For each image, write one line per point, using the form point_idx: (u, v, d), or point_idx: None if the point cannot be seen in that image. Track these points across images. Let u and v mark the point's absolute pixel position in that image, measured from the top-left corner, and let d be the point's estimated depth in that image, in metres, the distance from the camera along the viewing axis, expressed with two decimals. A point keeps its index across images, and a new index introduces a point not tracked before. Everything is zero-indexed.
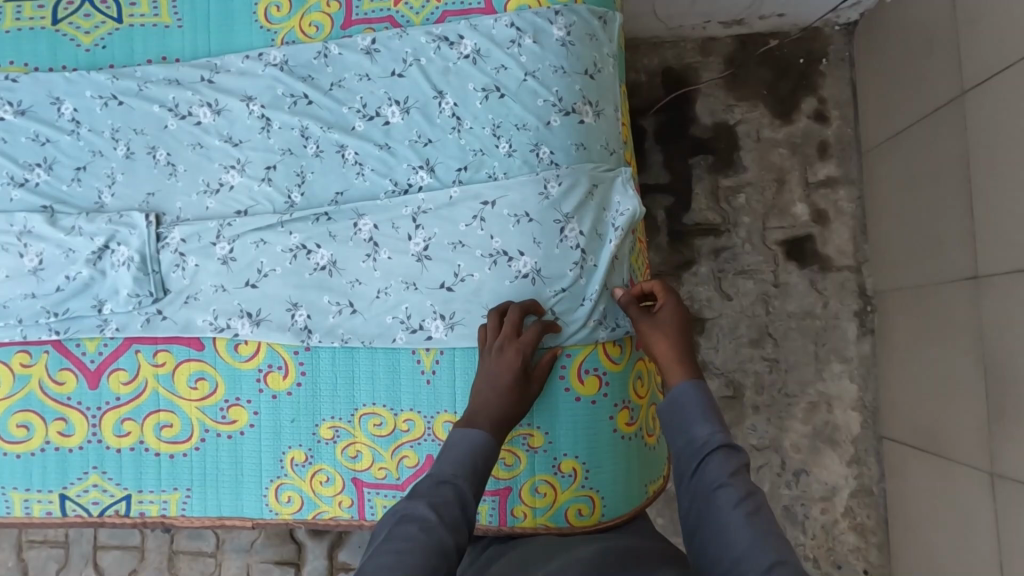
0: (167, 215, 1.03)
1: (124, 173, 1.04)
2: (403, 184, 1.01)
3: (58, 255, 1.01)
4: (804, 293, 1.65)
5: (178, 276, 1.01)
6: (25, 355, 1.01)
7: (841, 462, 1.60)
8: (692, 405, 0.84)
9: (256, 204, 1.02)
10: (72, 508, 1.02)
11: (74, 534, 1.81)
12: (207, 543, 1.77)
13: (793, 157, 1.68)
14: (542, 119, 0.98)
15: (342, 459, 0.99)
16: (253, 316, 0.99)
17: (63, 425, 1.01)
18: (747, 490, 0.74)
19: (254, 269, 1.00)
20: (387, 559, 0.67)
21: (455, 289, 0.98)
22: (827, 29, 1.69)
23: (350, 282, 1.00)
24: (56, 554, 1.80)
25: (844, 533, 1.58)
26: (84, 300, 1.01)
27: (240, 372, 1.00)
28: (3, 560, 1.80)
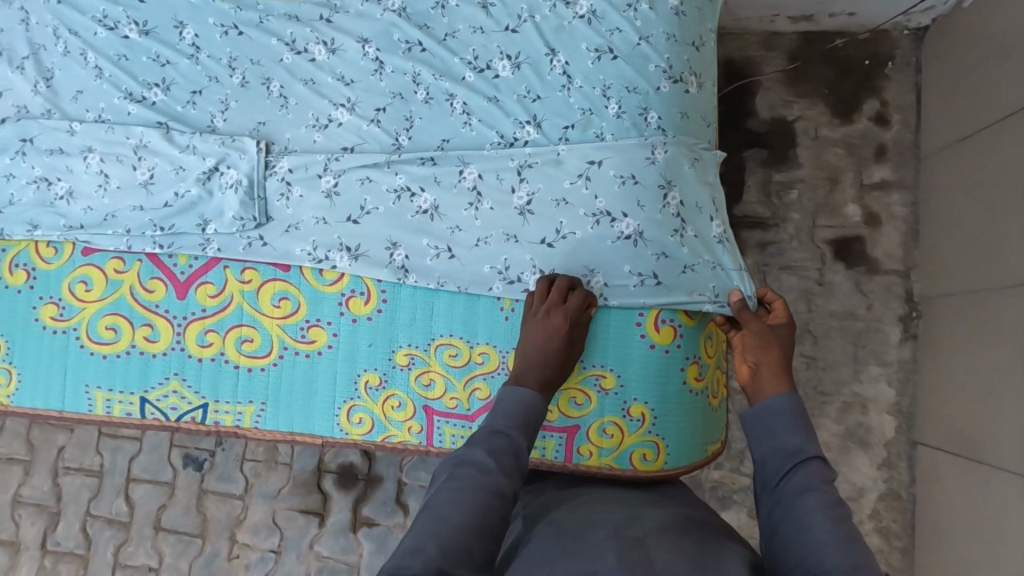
0: (276, 145, 1.06)
1: (238, 101, 1.08)
2: (509, 137, 1.03)
3: (169, 171, 1.04)
4: (848, 293, 1.65)
5: (281, 205, 1.04)
6: (119, 261, 1.05)
7: (871, 464, 1.59)
8: (786, 414, 0.86)
9: (363, 143, 1.06)
10: (151, 411, 1.06)
11: (108, 466, 1.88)
12: (235, 486, 1.82)
13: (848, 158, 1.69)
14: (652, 84, 1.02)
15: (415, 386, 1.02)
16: (352, 251, 1.02)
17: (149, 331, 1.04)
18: (837, 501, 0.75)
19: (357, 206, 1.03)
20: (448, 496, 0.75)
21: (555, 245, 1.00)
22: (896, 33, 1.69)
23: (450, 228, 1.02)
24: (90, 483, 1.88)
25: (868, 534, 1.57)
26: (189, 218, 1.04)
27: (323, 295, 1.03)
28: (39, 483, 1.89)
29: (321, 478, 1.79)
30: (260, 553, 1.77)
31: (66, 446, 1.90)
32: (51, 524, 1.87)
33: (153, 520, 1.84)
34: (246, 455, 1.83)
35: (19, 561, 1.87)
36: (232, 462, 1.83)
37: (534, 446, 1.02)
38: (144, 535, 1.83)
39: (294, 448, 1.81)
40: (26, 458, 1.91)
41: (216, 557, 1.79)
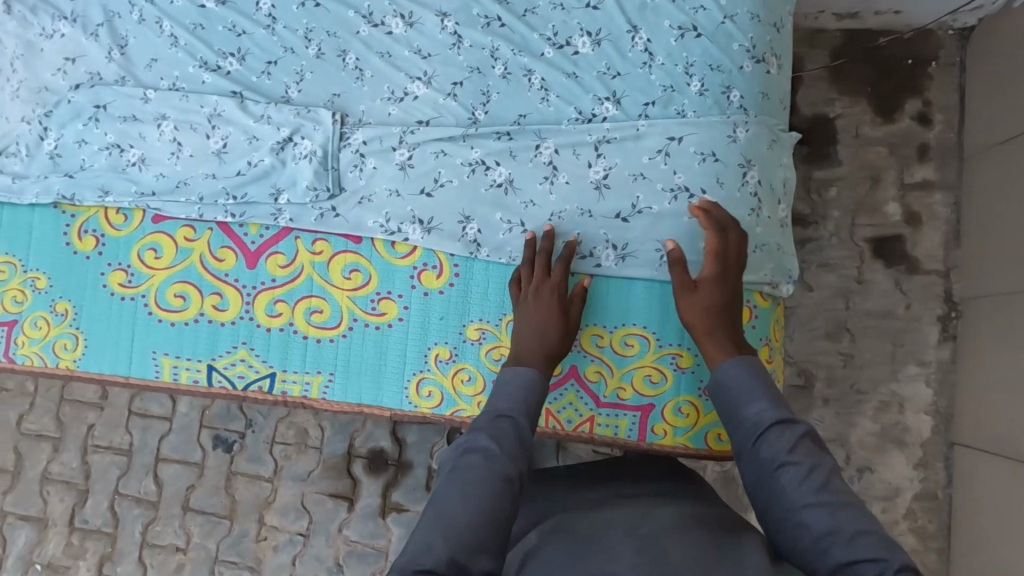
0: (351, 117, 1.07)
1: (313, 72, 1.09)
2: (588, 113, 1.05)
3: (243, 141, 1.06)
4: (887, 292, 1.64)
5: (355, 176, 1.05)
6: (190, 230, 1.06)
7: (907, 464, 1.59)
8: (736, 386, 0.91)
9: (439, 116, 1.06)
10: (219, 379, 1.07)
11: (138, 444, 1.88)
12: (265, 468, 1.82)
13: (890, 157, 1.68)
14: (735, 63, 1.03)
15: (486, 361, 1.03)
16: (425, 223, 1.04)
17: (218, 299, 1.05)
18: (806, 462, 0.80)
19: (431, 179, 1.04)
20: (456, 487, 0.79)
21: (630, 221, 1.03)
22: (941, 33, 1.68)
23: (524, 203, 1.04)
24: (119, 461, 1.88)
25: (903, 534, 1.57)
26: (263, 187, 1.06)
27: (395, 267, 1.04)
28: (69, 459, 1.90)
29: (352, 462, 1.79)
30: (289, 535, 1.78)
31: (96, 423, 1.91)
32: (80, 500, 1.88)
33: (181, 500, 1.84)
34: (276, 437, 1.83)
35: (47, 537, 1.87)
36: (262, 444, 1.83)
37: (610, 426, 1.06)
38: (172, 514, 1.84)
39: (325, 432, 1.81)
40: (56, 435, 1.92)
41: (245, 537, 1.80)
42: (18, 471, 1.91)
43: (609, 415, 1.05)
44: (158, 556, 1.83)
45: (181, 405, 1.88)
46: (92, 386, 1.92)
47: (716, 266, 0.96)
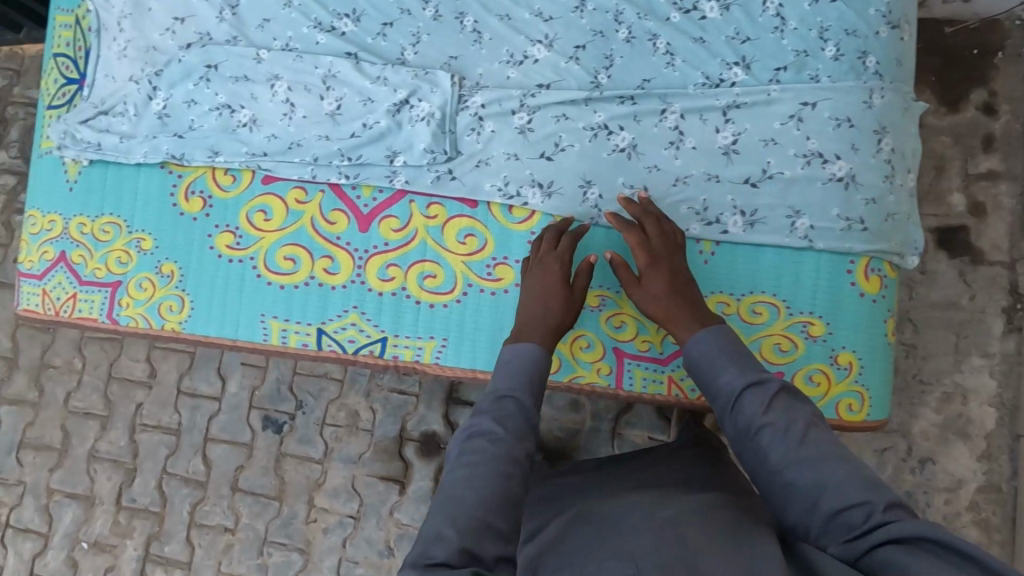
0: (468, 79, 1.27)
1: (428, 34, 1.29)
2: (715, 78, 1.23)
3: (357, 102, 1.26)
4: (951, 283, 1.63)
5: (472, 139, 1.25)
6: (301, 193, 1.26)
7: (970, 456, 1.58)
8: (706, 356, 1.04)
9: (561, 79, 1.26)
10: (329, 343, 1.26)
11: (187, 424, 1.88)
12: (315, 450, 1.81)
13: (955, 147, 1.67)
14: (872, 29, 1.21)
15: (607, 329, 1.26)
16: (545, 187, 1.23)
17: (328, 263, 1.25)
18: (780, 421, 0.91)
19: (551, 143, 1.24)
20: (462, 471, 0.89)
21: (759, 186, 1.20)
22: (1008, 23, 1.67)
23: (648, 167, 1.22)
24: (167, 440, 1.87)
25: (966, 526, 1.56)
26: (378, 148, 1.25)
27: (509, 232, 1.23)
28: (117, 438, 1.89)
29: (403, 445, 1.78)
30: (339, 517, 1.77)
31: (145, 402, 1.90)
32: (127, 479, 1.87)
33: (230, 480, 1.83)
34: (326, 419, 1.82)
35: (94, 515, 1.86)
36: (313, 425, 1.83)
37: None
38: (221, 494, 1.83)
39: (377, 414, 1.80)
40: (104, 413, 1.91)
41: (294, 519, 1.79)
42: (65, 449, 1.91)
43: None
44: (206, 536, 1.82)
45: (231, 384, 1.87)
46: (140, 364, 1.91)
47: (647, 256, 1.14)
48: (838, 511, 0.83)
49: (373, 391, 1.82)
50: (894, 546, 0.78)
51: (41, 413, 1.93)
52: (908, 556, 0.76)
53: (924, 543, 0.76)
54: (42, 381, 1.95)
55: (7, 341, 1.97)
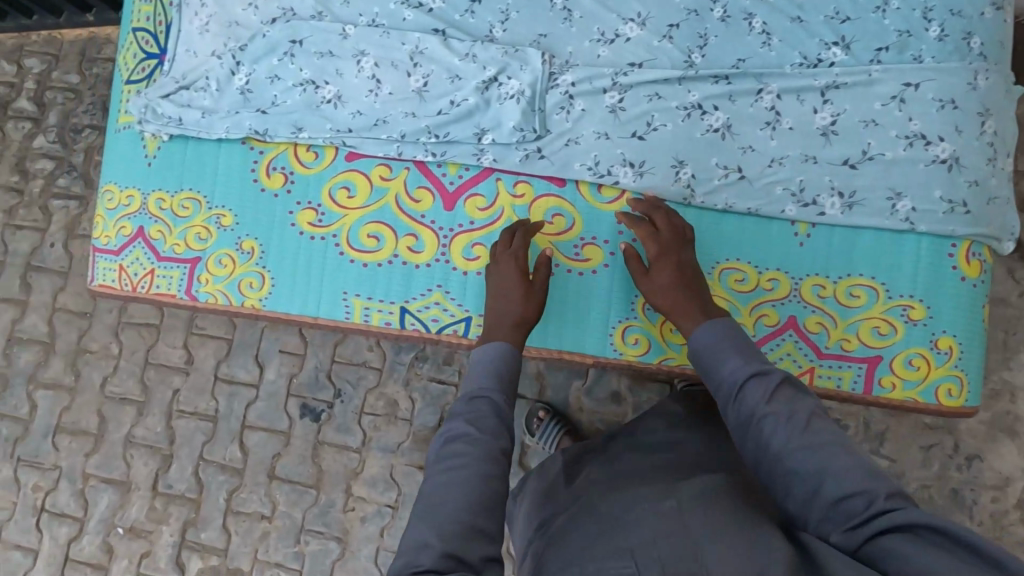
0: (558, 57, 1.30)
1: (517, 12, 1.32)
2: (814, 58, 1.26)
3: (444, 79, 1.29)
4: (1000, 280, 1.62)
5: (561, 117, 1.28)
6: (386, 169, 1.31)
7: (1019, 453, 1.56)
8: (712, 344, 1.06)
9: (653, 57, 1.29)
10: (412, 322, 1.30)
11: (223, 410, 1.87)
12: (353, 438, 1.81)
13: None
14: (976, 12, 1.25)
15: None
16: (636, 167, 1.26)
17: (412, 241, 1.29)
18: (781, 410, 0.93)
19: (644, 123, 1.27)
20: (442, 476, 0.94)
21: (858, 167, 1.23)
22: None
23: (743, 148, 1.26)
24: (204, 427, 1.87)
25: (1014, 524, 1.54)
26: (466, 126, 1.29)
27: (596, 211, 1.28)
28: (153, 424, 1.89)
29: None
30: (377, 506, 1.77)
31: (181, 388, 1.90)
32: (164, 465, 1.87)
33: (267, 468, 1.83)
34: (365, 408, 1.82)
35: (130, 501, 1.86)
36: (351, 414, 1.82)
37: (831, 376, 1.25)
38: (258, 482, 1.83)
39: (415, 403, 1.80)
40: (140, 398, 1.91)
41: (332, 508, 1.79)
42: (102, 434, 1.90)
43: (836, 368, 1.25)
44: (243, 523, 1.81)
45: (269, 371, 1.87)
46: (178, 350, 1.91)
47: (657, 248, 1.19)
48: (838, 499, 0.84)
49: (412, 379, 1.81)
50: (894, 534, 0.79)
51: (77, 398, 1.93)
52: (908, 544, 0.77)
53: (923, 531, 0.77)
54: (78, 366, 1.95)
55: (44, 325, 1.97)
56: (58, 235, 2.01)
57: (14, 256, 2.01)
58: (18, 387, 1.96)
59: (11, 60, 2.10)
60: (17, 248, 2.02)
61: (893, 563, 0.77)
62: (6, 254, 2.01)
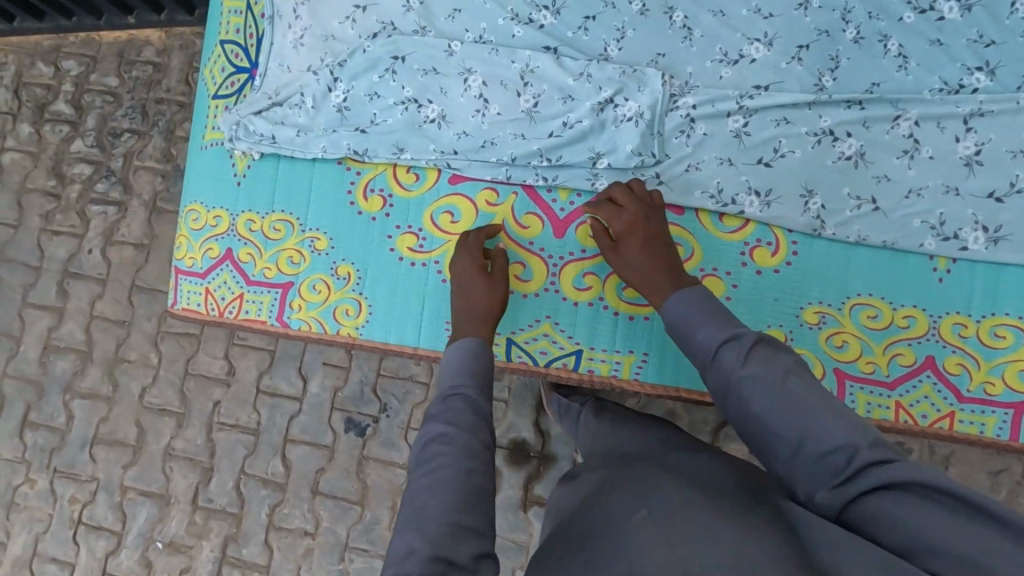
0: (678, 78, 1.26)
1: (633, 30, 1.29)
2: (955, 84, 1.23)
3: (557, 99, 1.26)
4: None
5: (681, 142, 1.24)
6: (493, 194, 1.28)
7: None
8: (684, 314, 1.05)
9: (782, 80, 1.25)
10: (520, 354, 1.27)
11: (265, 423, 1.83)
12: (399, 454, 1.77)
13: None
14: None
15: (829, 347, 1.21)
16: (762, 196, 1.22)
17: (521, 270, 1.26)
18: (757, 372, 0.90)
19: (771, 149, 1.23)
20: (422, 481, 0.89)
21: (1003, 200, 1.19)
22: None
23: (878, 177, 1.21)
24: (245, 439, 1.83)
25: None
26: (580, 149, 1.25)
27: (720, 242, 1.24)
28: (193, 436, 1.85)
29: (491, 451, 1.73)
30: None
31: (222, 400, 1.86)
32: (204, 479, 1.83)
33: (310, 483, 1.79)
34: (411, 422, 1.78)
35: (169, 514, 1.82)
36: (396, 428, 1.78)
37: (973, 422, 1.20)
38: (301, 497, 1.79)
39: None
40: (180, 410, 1.87)
41: (377, 525, 1.75)
42: (140, 445, 1.87)
43: (978, 413, 1.20)
44: (285, 540, 1.77)
45: (312, 384, 1.83)
46: (218, 361, 1.87)
47: (624, 224, 1.17)
48: (821, 457, 0.81)
49: None
50: (884, 494, 0.75)
51: (114, 408, 1.89)
52: (899, 505, 0.74)
53: (914, 488, 0.74)
54: (116, 375, 1.91)
55: (81, 333, 1.94)
56: (95, 241, 1.97)
57: (50, 261, 1.98)
58: (54, 396, 1.92)
59: (47, 62, 2.06)
60: (54, 254, 1.98)
61: (882, 527, 0.74)
62: (43, 260, 1.98)
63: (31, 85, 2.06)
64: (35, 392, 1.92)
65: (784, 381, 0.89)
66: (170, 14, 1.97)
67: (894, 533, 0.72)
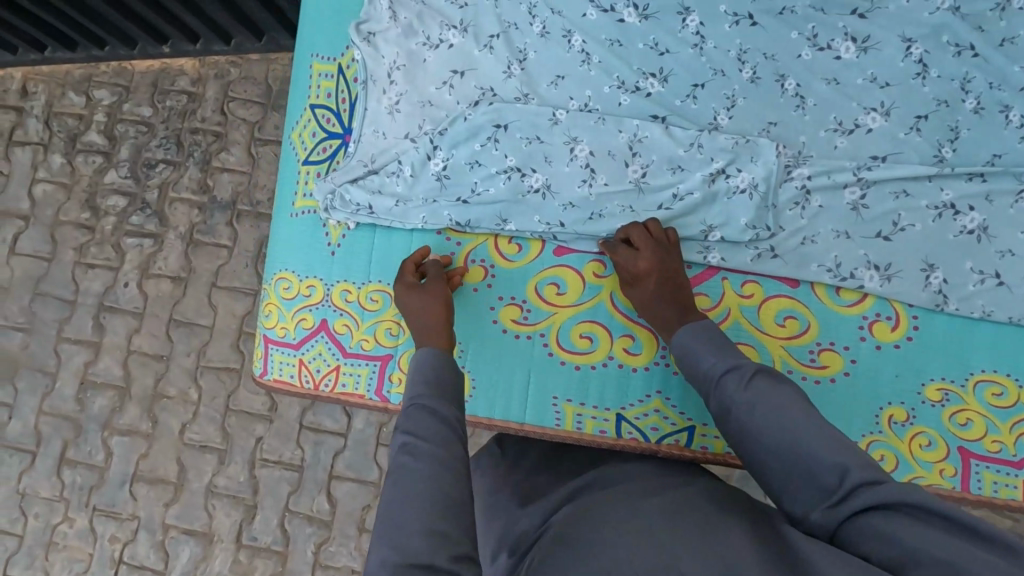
0: (791, 148, 1.20)
1: (743, 98, 1.22)
2: None
3: (665, 170, 1.21)
4: None
5: (796, 214, 1.18)
6: (599, 266, 1.23)
7: None
8: (691, 347, 1.01)
9: (899, 151, 1.18)
10: (629, 430, 1.20)
11: (309, 459, 1.81)
12: None
13: None
14: None
15: (951, 425, 1.15)
16: (882, 270, 1.16)
17: (629, 343, 1.21)
18: (756, 399, 0.88)
19: (889, 222, 1.17)
20: (393, 493, 0.84)
21: None
22: None
23: (1001, 252, 1.15)
24: (289, 476, 1.81)
25: None
26: (693, 219, 1.20)
27: (838, 314, 1.18)
28: (236, 473, 1.83)
29: None
30: None
31: (265, 436, 1.83)
32: (248, 516, 1.81)
33: (357, 520, 1.77)
34: None
35: (213, 553, 1.80)
36: None
37: None
38: (348, 534, 1.76)
39: None
40: (222, 446, 1.84)
41: None
42: (181, 483, 1.84)
43: None
44: None
45: (357, 421, 1.81)
46: (260, 397, 1.85)
47: (637, 265, 1.14)
48: (813, 476, 0.80)
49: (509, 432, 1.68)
50: (874, 512, 0.75)
51: (154, 444, 1.87)
52: (889, 522, 0.73)
53: (902, 507, 0.73)
54: (155, 411, 1.88)
55: (119, 368, 1.91)
56: (131, 274, 1.94)
57: (86, 295, 1.95)
58: (93, 433, 1.89)
59: (79, 92, 2.04)
60: (89, 288, 1.95)
61: (872, 543, 0.73)
62: (78, 294, 1.95)
63: (63, 115, 2.03)
64: (73, 430, 1.90)
65: (785, 404, 0.87)
66: (206, 45, 1.94)
67: (882, 549, 0.72)
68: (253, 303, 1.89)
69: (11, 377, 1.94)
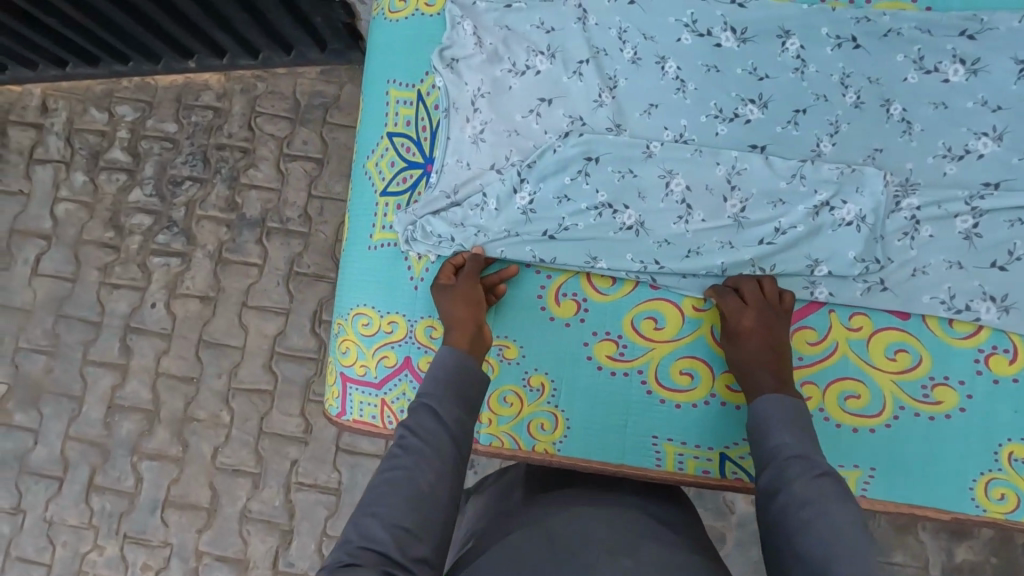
0: (899, 176, 1.17)
1: (848, 124, 1.19)
2: None
3: (766, 203, 1.17)
4: None
5: (904, 245, 1.16)
6: (699, 300, 1.20)
7: None
8: (770, 417, 1.00)
9: (1013, 177, 1.15)
10: (734, 470, 1.21)
11: (346, 483, 1.77)
12: None
13: None
14: None
15: None
16: (999, 301, 1.14)
17: (731, 381, 1.19)
18: (816, 499, 0.86)
19: (1005, 252, 1.14)
20: (378, 484, 0.88)
21: None
22: None
23: None
24: (326, 500, 1.77)
25: None
26: (798, 254, 1.17)
27: (950, 346, 1.16)
28: (269, 497, 1.78)
29: None
30: None
31: (300, 459, 1.79)
32: (283, 542, 1.76)
33: None
34: None
35: None
36: None
37: None
38: None
39: None
40: (255, 470, 1.80)
41: None
42: (214, 508, 1.79)
43: None
44: None
45: None
46: (294, 419, 1.80)
47: (745, 318, 1.13)
48: None
49: None
50: None
51: (185, 469, 1.82)
52: None
53: None
54: (185, 435, 1.83)
55: (147, 391, 1.86)
56: (158, 294, 1.90)
57: (112, 316, 1.90)
58: (121, 458, 1.84)
59: (101, 108, 1.99)
60: (115, 308, 1.90)
61: None
62: (104, 315, 1.90)
63: (84, 132, 1.98)
64: (100, 455, 1.85)
65: (843, 510, 0.85)
66: (233, 58, 1.88)
67: None
68: (284, 323, 1.85)
69: (35, 402, 1.88)
